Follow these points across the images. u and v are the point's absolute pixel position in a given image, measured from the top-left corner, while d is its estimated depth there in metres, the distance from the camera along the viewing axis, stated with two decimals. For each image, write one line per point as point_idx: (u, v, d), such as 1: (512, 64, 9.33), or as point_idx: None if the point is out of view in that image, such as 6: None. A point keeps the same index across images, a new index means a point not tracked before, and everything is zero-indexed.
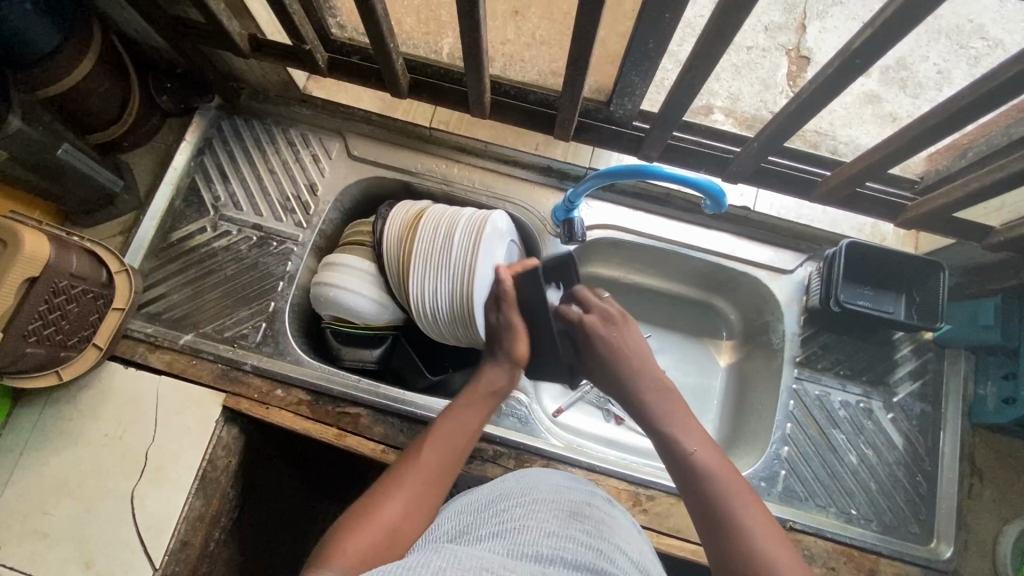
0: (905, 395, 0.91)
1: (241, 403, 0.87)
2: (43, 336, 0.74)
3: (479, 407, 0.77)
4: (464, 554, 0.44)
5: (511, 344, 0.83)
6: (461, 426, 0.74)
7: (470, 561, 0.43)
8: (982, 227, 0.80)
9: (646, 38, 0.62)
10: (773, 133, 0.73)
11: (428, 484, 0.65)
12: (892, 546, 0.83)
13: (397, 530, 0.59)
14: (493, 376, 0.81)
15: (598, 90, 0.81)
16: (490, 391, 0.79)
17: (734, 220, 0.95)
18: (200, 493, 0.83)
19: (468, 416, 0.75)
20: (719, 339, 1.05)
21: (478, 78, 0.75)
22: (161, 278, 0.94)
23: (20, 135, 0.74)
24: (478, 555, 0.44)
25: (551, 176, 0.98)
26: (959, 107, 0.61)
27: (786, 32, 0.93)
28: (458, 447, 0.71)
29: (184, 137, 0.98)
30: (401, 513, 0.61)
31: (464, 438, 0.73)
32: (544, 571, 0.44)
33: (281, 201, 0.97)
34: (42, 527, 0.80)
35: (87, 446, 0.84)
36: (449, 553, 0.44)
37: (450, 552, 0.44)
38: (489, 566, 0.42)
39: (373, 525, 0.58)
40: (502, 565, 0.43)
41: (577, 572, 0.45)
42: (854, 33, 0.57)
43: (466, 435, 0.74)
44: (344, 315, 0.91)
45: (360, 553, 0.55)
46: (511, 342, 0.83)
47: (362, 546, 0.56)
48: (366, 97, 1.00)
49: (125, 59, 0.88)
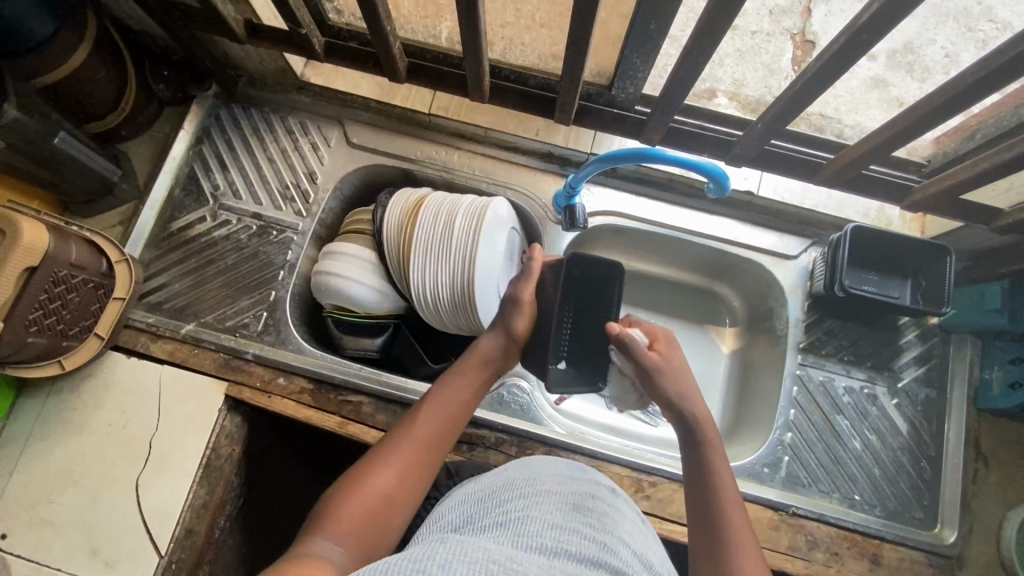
0: (910, 380, 0.90)
1: (243, 392, 0.87)
2: (44, 325, 0.74)
3: (478, 378, 0.72)
4: (470, 544, 0.44)
5: (512, 315, 0.76)
6: (454, 395, 0.69)
7: (474, 552, 0.42)
8: (989, 209, 0.78)
9: (648, 19, 0.61)
10: (777, 116, 0.72)
11: (418, 460, 0.63)
12: (896, 531, 0.83)
13: (383, 502, 0.58)
14: (488, 345, 0.74)
15: (599, 74, 0.80)
16: (486, 362, 0.73)
17: (738, 205, 0.94)
18: (204, 481, 0.84)
19: (463, 385, 0.71)
20: (722, 326, 1.04)
21: (477, 62, 0.73)
22: (161, 268, 0.93)
23: (17, 124, 0.74)
24: (484, 544, 0.44)
25: (552, 162, 0.97)
26: (964, 87, 0.60)
27: (791, 17, 0.89)
28: (454, 419, 0.68)
29: (183, 125, 0.98)
30: (387, 487, 0.59)
31: (458, 408, 0.69)
32: (548, 562, 0.44)
33: (280, 190, 0.97)
34: (48, 515, 0.81)
35: (91, 435, 0.84)
36: (454, 543, 0.44)
37: (453, 542, 0.44)
38: (494, 556, 0.42)
39: (358, 500, 0.57)
40: (508, 557, 0.43)
41: (582, 564, 0.45)
42: (861, 8, 0.56)
43: (465, 405, 0.70)
44: (345, 304, 0.90)
45: (346, 530, 0.55)
46: (509, 314, 0.76)
47: (343, 526, 0.55)
48: (364, 83, 0.99)
49: (121, 46, 0.87)
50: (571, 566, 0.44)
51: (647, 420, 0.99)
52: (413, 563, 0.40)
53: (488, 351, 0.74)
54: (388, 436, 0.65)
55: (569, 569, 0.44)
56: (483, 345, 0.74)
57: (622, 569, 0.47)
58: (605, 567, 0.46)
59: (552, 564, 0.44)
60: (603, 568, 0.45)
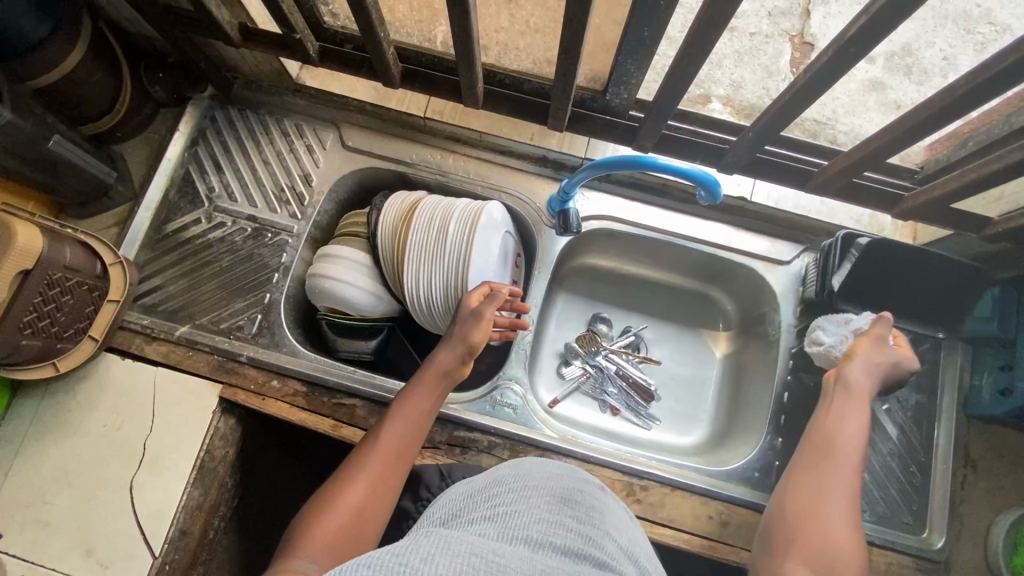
0: (900, 386, 0.91)
1: (237, 394, 0.87)
2: (38, 327, 0.74)
3: (438, 387, 0.74)
4: (455, 536, 0.44)
5: (470, 330, 0.77)
6: (416, 407, 0.72)
7: (459, 544, 0.43)
8: (980, 217, 0.79)
9: (640, 26, 0.62)
10: (768, 124, 0.73)
11: (386, 473, 0.65)
12: (885, 535, 0.84)
13: (355, 519, 0.60)
14: (446, 357, 0.76)
15: (594, 79, 0.80)
16: (445, 372, 0.75)
17: (732, 211, 0.94)
18: (198, 482, 0.85)
19: (424, 396, 0.73)
20: (716, 330, 1.05)
21: (470, 68, 0.74)
22: (156, 270, 0.94)
23: (11, 126, 0.74)
24: (469, 537, 0.44)
25: (547, 167, 0.97)
26: (953, 98, 0.61)
27: (790, 18, 0.93)
28: (417, 429, 0.70)
29: (178, 127, 0.98)
30: (358, 503, 0.61)
31: (420, 419, 0.72)
32: (533, 554, 0.44)
33: (275, 192, 0.97)
34: (43, 516, 0.81)
35: (86, 436, 0.85)
36: (439, 536, 0.44)
37: (439, 535, 0.44)
38: (478, 549, 0.42)
39: (331, 519, 0.59)
40: (492, 549, 0.43)
41: (567, 556, 0.45)
42: (849, 22, 0.56)
43: (428, 415, 0.73)
44: (340, 306, 0.91)
45: (320, 547, 0.57)
46: (468, 329, 0.77)
47: (319, 544, 0.57)
48: (360, 86, 1.00)
49: (116, 48, 0.87)
50: (556, 558, 0.45)
51: (640, 424, 0.99)
52: (397, 555, 0.40)
53: (447, 364, 0.76)
54: (354, 454, 0.67)
55: (553, 561, 0.44)
56: (442, 358, 0.76)
57: (607, 562, 0.47)
58: (590, 560, 0.46)
59: (537, 556, 0.44)
60: (588, 561, 0.46)
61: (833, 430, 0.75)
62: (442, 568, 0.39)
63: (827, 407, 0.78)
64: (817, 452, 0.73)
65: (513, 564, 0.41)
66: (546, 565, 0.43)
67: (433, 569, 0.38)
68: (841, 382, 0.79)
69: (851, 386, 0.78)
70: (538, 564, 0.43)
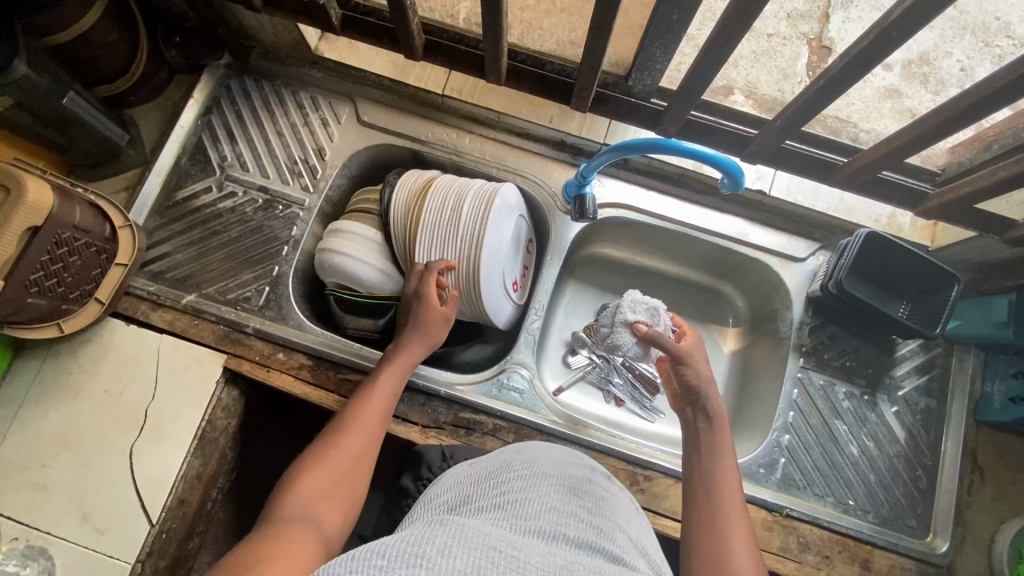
0: (910, 389, 0.90)
1: (242, 365, 0.87)
2: (45, 287, 0.73)
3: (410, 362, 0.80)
4: (469, 527, 0.43)
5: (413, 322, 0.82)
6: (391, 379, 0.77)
7: (475, 536, 0.42)
8: (1003, 219, 0.78)
9: (671, 7, 0.61)
10: (795, 114, 0.72)
11: (366, 435, 0.71)
12: (888, 537, 0.83)
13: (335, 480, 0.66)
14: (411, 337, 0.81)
15: (618, 63, 0.79)
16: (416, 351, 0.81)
17: (748, 205, 0.93)
18: (198, 453, 0.84)
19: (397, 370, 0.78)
20: (725, 326, 1.04)
21: (495, 44, 0.73)
22: (165, 237, 0.93)
23: (26, 81, 0.73)
24: (484, 527, 0.43)
25: (564, 151, 0.96)
26: (987, 92, 0.60)
27: (808, 21, 0.83)
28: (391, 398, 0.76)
29: (192, 94, 0.97)
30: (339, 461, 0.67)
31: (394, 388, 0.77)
32: (547, 547, 0.44)
33: (288, 164, 0.96)
34: (40, 479, 0.80)
35: (86, 401, 0.84)
36: (454, 526, 0.43)
37: (454, 526, 0.43)
38: (495, 542, 0.41)
39: (316, 477, 0.64)
40: (508, 541, 0.42)
41: (581, 549, 0.45)
42: (892, 5, 0.55)
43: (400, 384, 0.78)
44: (348, 282, 0.89)
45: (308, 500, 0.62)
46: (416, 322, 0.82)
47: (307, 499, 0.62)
48: (379, 60, 0.99)
49: (134, 9, 0.86)
50: (570, 551, 0.44)
51: (644, 416, 0.99)
52: (412, 546, 0.39)
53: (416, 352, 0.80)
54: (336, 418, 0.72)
55: (569, 554, 0.43)
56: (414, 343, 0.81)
57: (620, 555, 0.46)
58: (604, 553, 0.45)
59: (552, 548, 0.44)
60: (602, 554, 0.45)
61: (706, 467, 0.70)
62: (459, 563, 0.38)
63: (694, 447, 0.73)
64: (704, 481, 0.69)
65: (531, 559, 0.41)
66: (563, 559, 0.42)
67: (450, 564, 0.38)
68: (697, 410, 0.76)
69: (711, 414, 0.74)
70: (555, 558, 0.42)
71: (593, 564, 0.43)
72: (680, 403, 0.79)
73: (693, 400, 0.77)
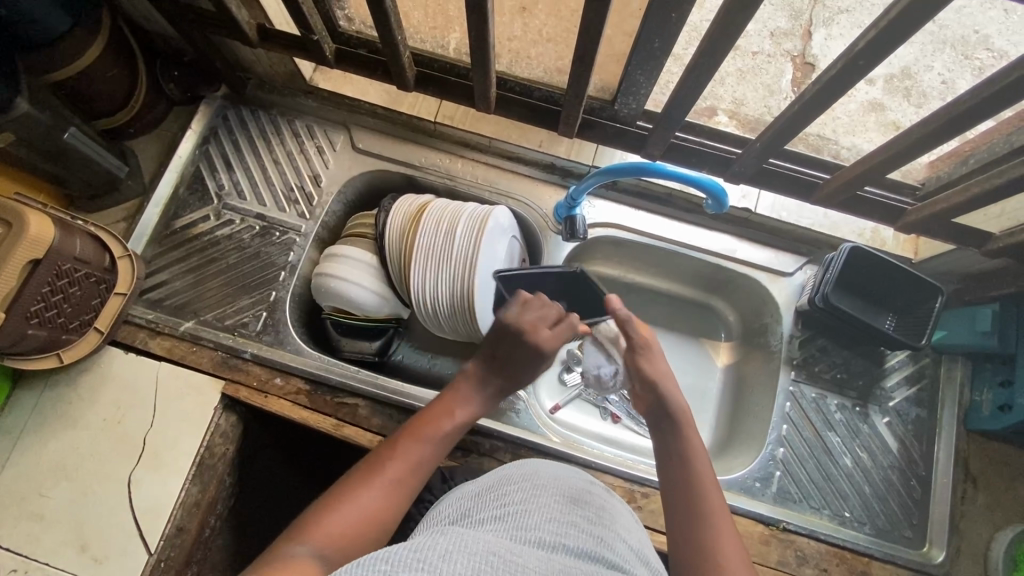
0: (901, 400, 0.91)
1: (240, 391, 0.87)
2: (45, 318, 0.74)
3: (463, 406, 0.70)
4: (470, 535, 0.43)
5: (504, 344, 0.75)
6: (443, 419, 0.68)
7: (475, 543, 0.42)
8: (982, 233, 0.80)
9: (651, 37, 0.63)
10: (775, 135, 0.74)
11: (405, 477, 0.62)
12: (884, 548, 0.84)
13: (365, 523, 0.57)
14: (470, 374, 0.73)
15: (603, 89, 0.82)
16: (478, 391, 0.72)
17: (736, 221, 0.95)
18: (196, 480, 0.84)
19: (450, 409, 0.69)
20: (718, 340, 1.05)
21: (484, 74, 0.75)
22: (163, 265, 0.94)
23: (27, 117, 0.75)
24: (485, 536, 0.44)
25: (555, 173, 0.99)
26: (957, 112, 0.62)
27: (792, 39, 0.91)
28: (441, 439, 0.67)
29: (190, 124, 0.99)
30: (373, 504, 0.59)
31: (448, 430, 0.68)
32: (548, 555, 0.44)
33: (284, 191, 0.98)
34: (39, 509, 0.81)
35: (86, 429, 0.84)
36: (454, 534, 0.43)
37: (455, 533, 0.44)
38: (495, 549, 0.42)
39: (341, 515, 0.56)
40: (508, 549, 0.43)
41: (581, 558, 0.45)
42: (858, 34, 0.58)
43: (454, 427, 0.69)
44: (345, 306, 0.91)
45: (324, 541, 0.54)
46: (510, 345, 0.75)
47: (323, 538, 0.54)
48: (373, 89, 1.00)
49: (133, 45, 0.89)
50: (570, 560, 0.45)
51: (641, 432, 0.99)
52: (413, 551, 0.40)
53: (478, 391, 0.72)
54: (375, 453, 0.64)
55: (568, 562, 0.44)
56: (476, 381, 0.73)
57: (620, 564, 0.47)
58: (603, 561, 0.46)
59: (552, 557, 0.44)
60: (602, 563, 0.46)
61: (680, 467, 0.65)
62: (460, 567, 0.39)
63: (663, 454, 0.68)
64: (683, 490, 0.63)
65: (531, 566, 0.42)
66: (563, 567, 0.43)
67: (450, 568, 0.39)
68: (658, 410, 0.71)
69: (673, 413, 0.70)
70: (554, 565, 0.43)
71: (591, 571, 0.44)
72: (645, 410, 0.73)
73: (654, 397, 0.72)
